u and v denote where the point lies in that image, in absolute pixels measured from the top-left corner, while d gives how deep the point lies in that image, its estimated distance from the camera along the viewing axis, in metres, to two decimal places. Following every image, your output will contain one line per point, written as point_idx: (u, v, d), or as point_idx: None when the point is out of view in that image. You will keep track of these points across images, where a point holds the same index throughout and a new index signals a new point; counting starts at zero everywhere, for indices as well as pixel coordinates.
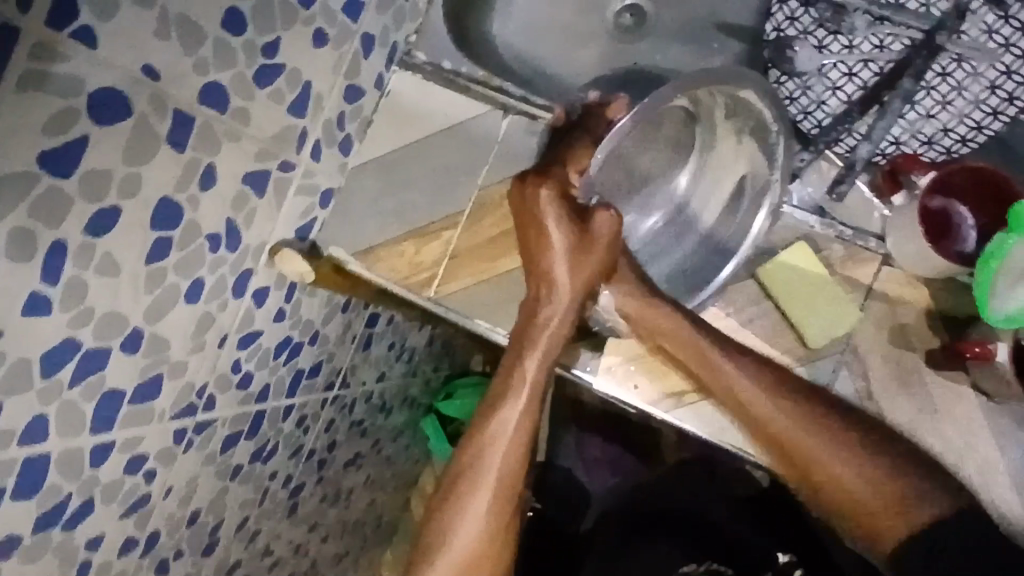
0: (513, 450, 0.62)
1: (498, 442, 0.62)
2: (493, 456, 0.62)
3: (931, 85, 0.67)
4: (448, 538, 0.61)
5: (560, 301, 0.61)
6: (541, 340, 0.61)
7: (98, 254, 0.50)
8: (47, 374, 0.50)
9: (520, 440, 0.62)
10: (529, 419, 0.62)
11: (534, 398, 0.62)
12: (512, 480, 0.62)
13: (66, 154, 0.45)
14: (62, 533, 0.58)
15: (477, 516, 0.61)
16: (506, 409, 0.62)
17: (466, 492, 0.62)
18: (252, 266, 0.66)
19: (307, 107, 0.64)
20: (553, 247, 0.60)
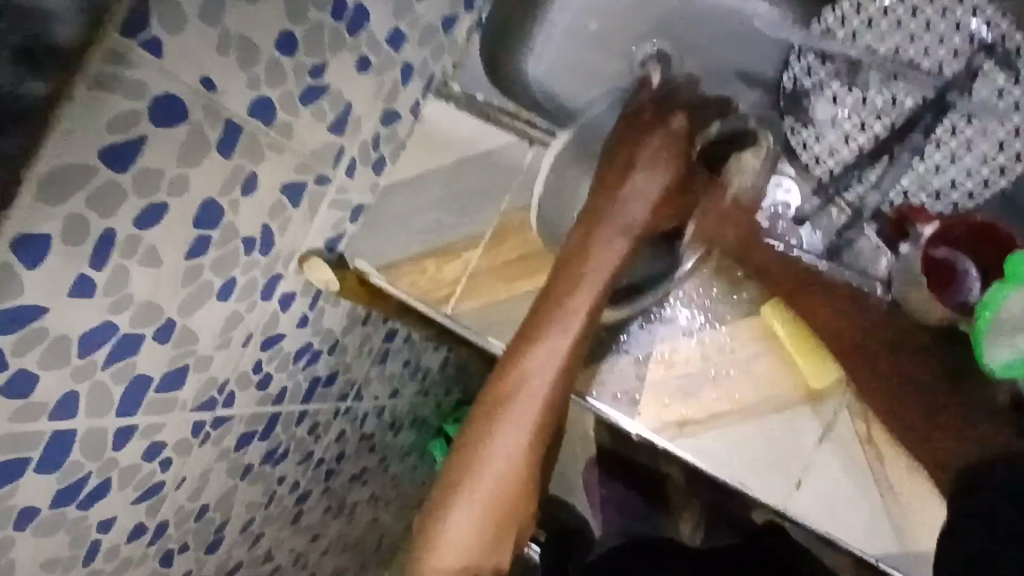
0: (547, 380, 0.61)
1: (549, 356, 0.60)
2: (538, 372, 0.61)
3: (941, 140, 0.68)
4: (482, 446, 0.61)
5: (600, 259, 0.60)
6: (594, 269, 0.60)
7: (143, 246, 0.54)
8: (83, 354, 0.54)
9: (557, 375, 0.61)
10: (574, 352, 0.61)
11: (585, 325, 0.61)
12: (553, 404, 0.61)
13: (126, 152, 0.49)
14: (78, 510, 0.61)
15: (522, 423, 0.61)
16: (558, 330, 0.60)
17: (499, 412, 0.61)
18: (281, 271, 0.70)
19: (345, 127, 0.68)
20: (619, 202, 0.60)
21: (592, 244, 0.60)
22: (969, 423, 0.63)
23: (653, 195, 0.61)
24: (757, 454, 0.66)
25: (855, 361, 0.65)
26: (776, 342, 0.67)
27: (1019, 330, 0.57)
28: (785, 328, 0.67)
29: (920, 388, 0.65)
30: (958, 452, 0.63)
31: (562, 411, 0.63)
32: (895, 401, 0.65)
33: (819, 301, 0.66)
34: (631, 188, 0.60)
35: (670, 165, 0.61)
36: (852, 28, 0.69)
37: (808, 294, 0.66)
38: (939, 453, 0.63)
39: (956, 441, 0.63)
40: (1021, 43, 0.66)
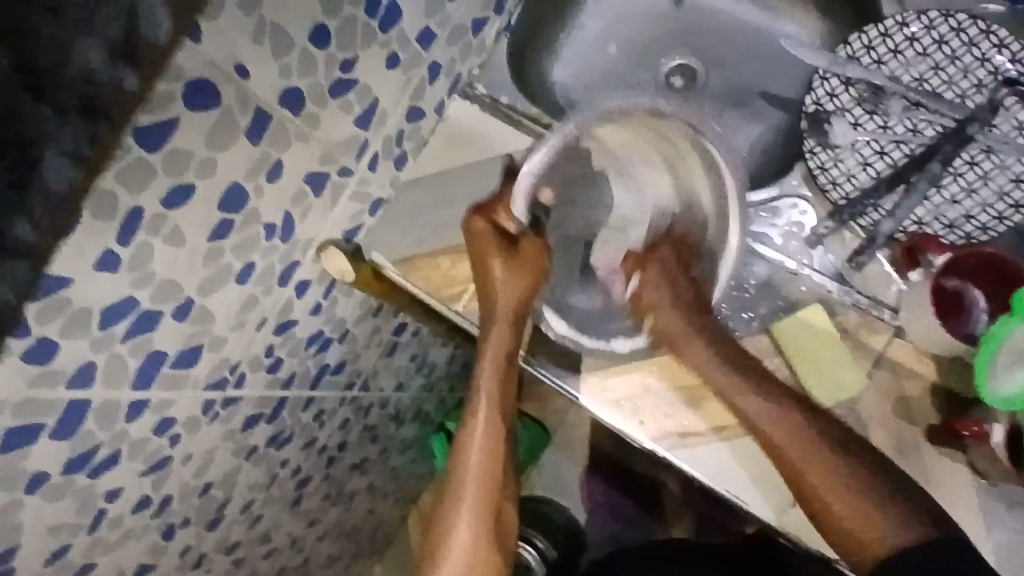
0: (488, 457, 0.70)
1: (471, 431, 0.71)
2: (473, 447, 0.70)
3: (958, 172, 0.68)
4: (447, 530, 0.69)
5: (500, 319, 0.69)
6: (489, 345, 0.70)
7: (168, 225, 0.55)
8: (104, 326, 0.55)
9: (490, 457, 0.70)
10: (497, 428, 0.71)
11: (495, 394, 0.71)
12: (491, 469, 0.70)
13: (159, 131, 0.51)
14: (87, 478, 0.63)
15: (468, 498, 0.69)
16: (472, 410, 0.71)
17: (457, 498, 0.69)
18: (299, 258, 0.71)
19: (371, 121, 0.69)
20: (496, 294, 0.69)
21: (491, 325, 0.70)
22: (893, 495, 0.58)
23: (493, 252, 0.69)
24: (757, 468, 0.67)
25: (791, 436, 0.61)
26: (765, 421, 0.62)
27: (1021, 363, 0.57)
28: (795, 345, 0.66)
29: (853, 470, 0.59)
30: (895, 533, 0.56)
31: (502, 473, 0.71)
32: (798, 472, 0.60)
33: (742, 397, 0.63)
34: (481, 262, 0.69)
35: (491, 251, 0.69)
36: (877, 56, 0.70)
37: (687, 354, 0.66)
38: (851, 532, 0.58)
39: (885, 527, 0.57)
40: None
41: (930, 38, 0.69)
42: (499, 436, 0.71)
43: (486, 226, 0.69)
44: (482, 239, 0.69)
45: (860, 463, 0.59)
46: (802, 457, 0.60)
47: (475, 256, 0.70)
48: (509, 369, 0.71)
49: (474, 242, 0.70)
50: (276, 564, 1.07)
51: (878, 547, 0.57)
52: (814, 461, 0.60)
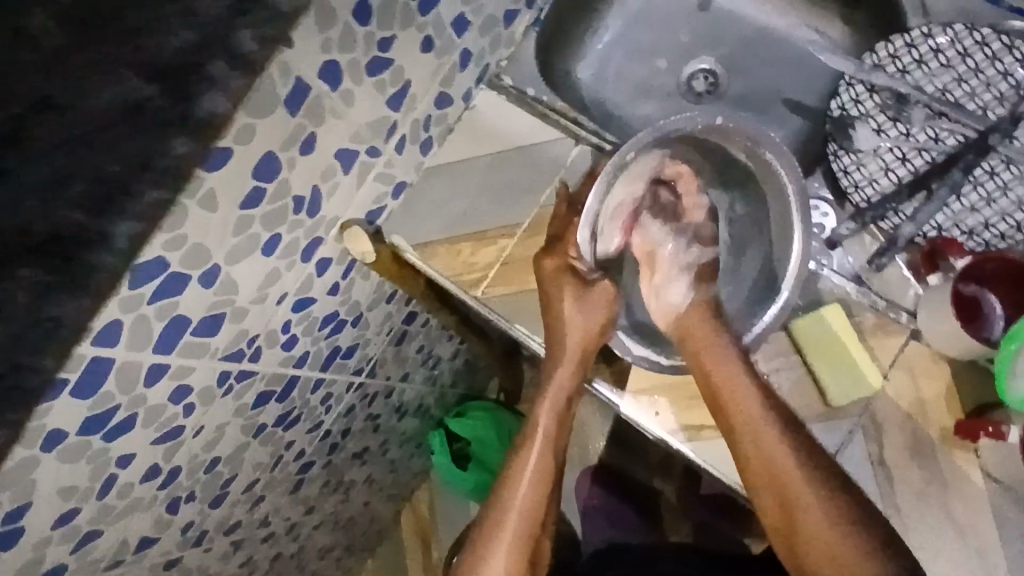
0: (534, 496, 0.69)
1: (524, 466, 0.70)
2: (524, 483, 0.69)
3: (978, 180, 0.70)
4: (481, 560, 0.67)
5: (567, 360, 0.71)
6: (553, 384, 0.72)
7: (203, 189, 0.55)
8: (133, 286, 0.55)
9: (537, 491, 0.69)
10: (548, 466, 0.71)
11: (550, 435, 0.72)
12: (535, 508, 0.69)
13: (207, 95, 0.51)
14: (101, 441, 0.62)
15: (511, 532, 0.68)
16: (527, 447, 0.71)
17: (499, 525, 0.68)
18: (322, 235, 0.71)
19: (402, 103, 0.70)
20: (565, 328, 0.71)
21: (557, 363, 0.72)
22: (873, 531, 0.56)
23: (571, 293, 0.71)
24: None
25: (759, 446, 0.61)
26: (748, 419, 0.62)
27: None
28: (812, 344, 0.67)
29: (831, 496, 0.58)
30: (871, 565, 0.55)
31: (543, 517, 0.69)
32: (774, 488, 0.60)
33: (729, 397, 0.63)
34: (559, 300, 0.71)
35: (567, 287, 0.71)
36: (902, 65, 0.73)
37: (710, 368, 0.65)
38: (816, 565, 0.57)
39: (857, 557, 0.55)
40: None
41: (954, 50, 0.72)
42: (551, 477, 0.71)
43: (559, 266, 0.71)
44: (554, 280, 0.71)
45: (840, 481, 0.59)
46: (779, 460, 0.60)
47: (546, 295, 0.72)
48: (568, 413, 0.73)
49: (546, 284, 0.72)
50: (272, 550, 1.06)
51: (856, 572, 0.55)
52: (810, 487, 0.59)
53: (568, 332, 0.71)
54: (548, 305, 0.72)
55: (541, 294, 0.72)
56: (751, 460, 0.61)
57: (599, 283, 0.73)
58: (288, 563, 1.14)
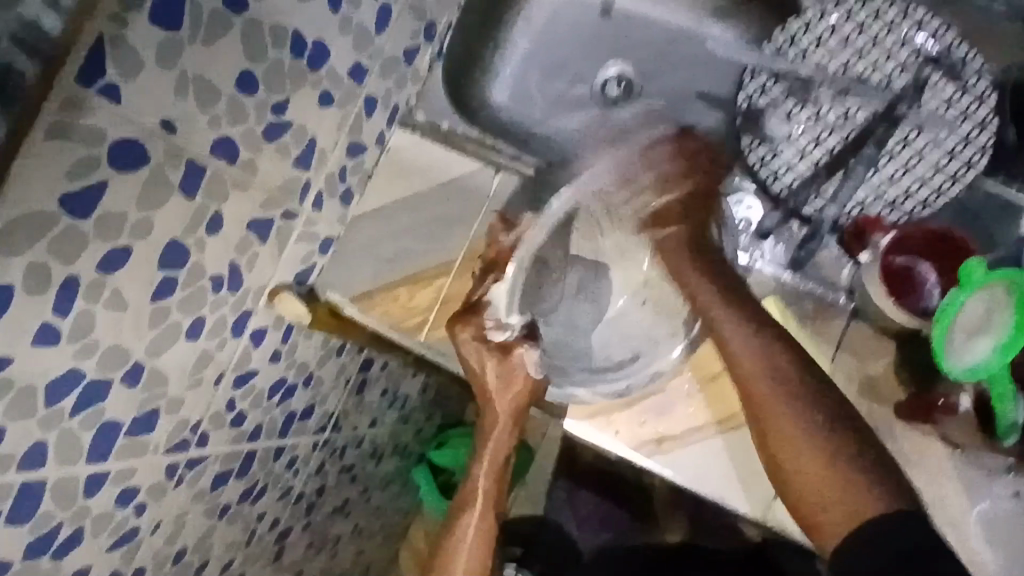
0: (476, 557, 0.76)
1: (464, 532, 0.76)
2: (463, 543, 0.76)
3: (892, 152, 0.70)
4: None
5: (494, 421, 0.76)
6: (487, 455, 0.77)
7: (107, 290, 0.53)
8: (50, 403, 0.53)
9: (485, 526, 0.77)
10: (485, 528, 0.77)
11: (488, 502, 0.77)
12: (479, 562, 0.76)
13: (89, 199, 0.49)
14: (51, 560, 0.60)
15: None
16: (467, 511, 0.77)
17: (449, 558, 0.76)
18: (250, 307, 0.69)
19: (311, 161, 0.68)
20: (492, 402, 0.75)
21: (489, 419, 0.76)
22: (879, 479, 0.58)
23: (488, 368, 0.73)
24: (735, 465, 0.67)
25: (777, 405, 0.61)
26: (752, 362, 0.63)
27: (979, 333, 0.61)
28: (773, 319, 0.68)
29: (830, 465, 0.59)
30: (878, 503, 0.56)
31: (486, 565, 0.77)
32: (769, 436, 0.62)
33: (753, 367, 0.63)
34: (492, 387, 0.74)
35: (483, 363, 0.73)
36: (801, 46, 0.70)
37: (722, 327, 0.65)
38: (817, 522, 0.59)
39: (865, 494, 0.57)
40: (965, 55, 0.69)
41: (852, 22, 0.70)
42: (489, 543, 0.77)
43: (478, 334, 0.72)
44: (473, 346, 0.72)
45: (857, 449, 0.59)
46: (769, 388, 0.62)
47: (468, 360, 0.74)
48: (502, 480, 0.78)
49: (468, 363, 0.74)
50: None
51: (854, 517, 0.56)
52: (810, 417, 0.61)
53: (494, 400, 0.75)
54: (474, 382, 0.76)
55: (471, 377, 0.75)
56: (754, 399, 0.63)
57: (522, 350, 0.73)
58: None
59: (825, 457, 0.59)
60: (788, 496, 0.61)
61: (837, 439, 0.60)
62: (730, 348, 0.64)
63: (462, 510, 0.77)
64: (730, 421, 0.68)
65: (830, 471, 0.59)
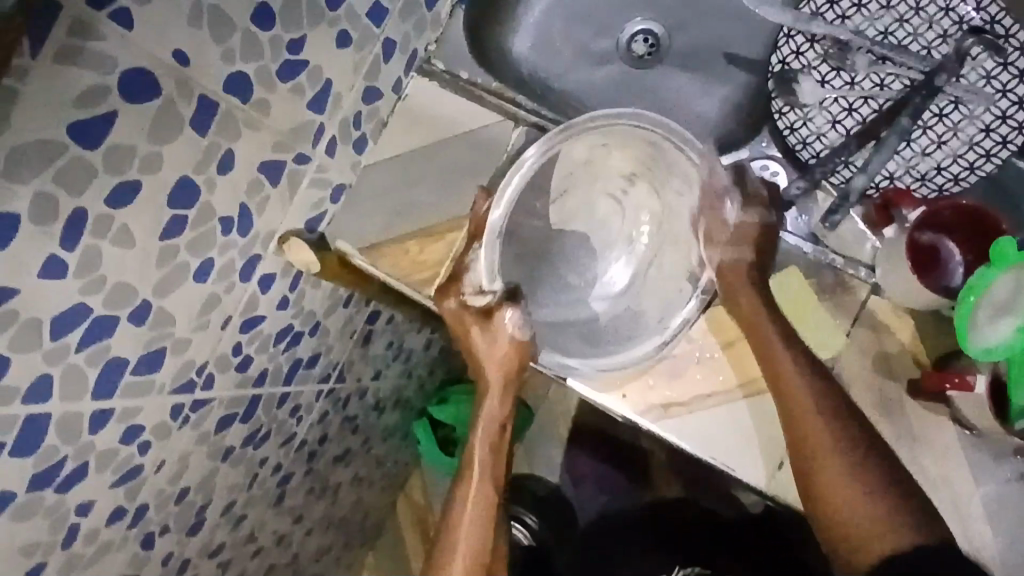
0: (472, 542, 0.69)
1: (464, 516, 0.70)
2: (467, 526, 0.69)
3: (927, 124, 0.71)
4: None
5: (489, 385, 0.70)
6: (480, 430, 0.72)
7: (115, 225, 0.52)
8: (56, 336, 0.52)
9: (480, 538, 0.69)
10: (483, 514, 0.70)
11: (485, 486, 0.71)
12: (481, 546, 0.69)
13: (97, 130, 0.48)
14: (54, 494, 0.60)
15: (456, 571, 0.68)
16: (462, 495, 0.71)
17: (444, 573, 0.69)
18: (260, 252, 0.68)
19: (325, 104, 0.66)
20: (482, 362, 0.69)
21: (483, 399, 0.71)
22: (898, 490, 0.62)
23: (482, 341, 0.68)
24: (742, 435, 0.67)
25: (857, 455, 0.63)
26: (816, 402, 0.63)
27: (1002, 313, 0.59)
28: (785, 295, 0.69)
29: (861, 463, 0.62)
30: (895, 538, 0.61)
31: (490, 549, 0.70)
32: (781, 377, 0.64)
33: (751, 314, 0.66)
34: (484, 347, 0.68)
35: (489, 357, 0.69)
36: (841, 12, 0.73)
37: (768, 329, 0.65)
38: (828, 499, 0.63)
39: (887, 520, 0.61)
40: (1009, 29, 0.68)
41: None
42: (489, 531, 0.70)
43: (459, 304, 0.67)
44: (455, 318, 0.68)
45: (870, 442, 0.63)
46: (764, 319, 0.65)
47: (453, 333, 0.69)
48: (499, 469, 0.72)
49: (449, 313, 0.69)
50: (265, 563, 1.05)
51: (885, 535, 0.61)
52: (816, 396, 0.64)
53: (484, 365, 0.69)
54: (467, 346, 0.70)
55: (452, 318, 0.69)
56: (779, 378, 0.64)
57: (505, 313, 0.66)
58: (284, 572, 1.13)
59: (834, 438, 0.63)
60: (797, 442, 0.64)
61: (859, 431, 0.63)
62: (741, 291, 0.67)
63: (458, 489, 0.71)
64: (737, 391, 0.68)
65: (855, 466, 0.63)
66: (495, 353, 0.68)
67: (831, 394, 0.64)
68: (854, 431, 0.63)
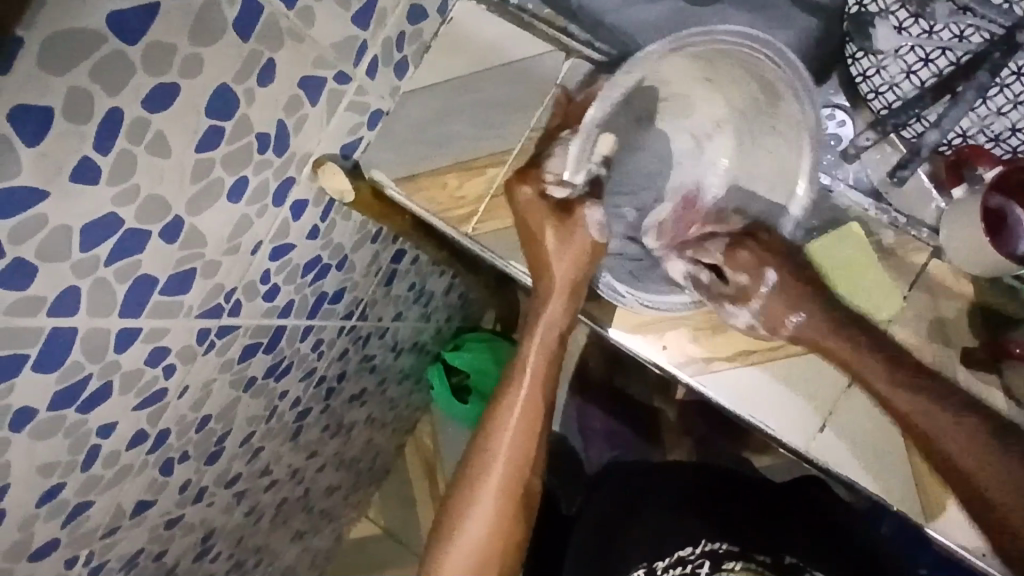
0: (518, 443, 0.69)
1: (511, 418, 0.69)
2: (512, 430, 0.69)
3: (1007, 82, 0.65)
4: (474, 491, 0.69)
5: (555, 289, 0.67)
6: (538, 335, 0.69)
7: (152, 132, 0.49)
8: (85, 248, 0.50)
9: (524, 437, 0.69)
10: (530, 420, 0.70)
11: (535, 388, 0.70)
12: (523, 451, 0.69)
13: (137, 24, 0.44)
14: (77, 413, 0.58)
15: (497, 471, 0.69)
16: (511, 399, 0.70)
17: (484, 473, 0.69)
18: (294, 175, 0.65)
19: (370, 20, 0.62)
20: (550, 262, 0.67)
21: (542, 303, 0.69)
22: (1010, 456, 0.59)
23: (554, 238, 0.66)
24: (783, 393, 0.65)
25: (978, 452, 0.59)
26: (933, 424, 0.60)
27: None
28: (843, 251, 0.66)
29: (967, 443, 0.60)
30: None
31: (532, 455, 0.70)
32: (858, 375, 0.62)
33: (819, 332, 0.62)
34: (557, 244, 0.67)
35: (561, 256, 0.66)
36: None
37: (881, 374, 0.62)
38: (966, 486, 0.60)
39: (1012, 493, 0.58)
40: None
41: None
42: (533, 435, 0.70)
43: (536, 194, 0.66)
44: (531, 207, 0.66)
45: (968, 417, 0.60)
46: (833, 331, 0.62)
47: (524, 224, 0.67)
48: (552, 374, 0.71)
49: (522, 210, 0.67)
50: (278, 497, 1.05)
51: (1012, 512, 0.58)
52: (892, 386, 0.61)
53: (552, 264, 0.67)
54: (534, 244, 0.68)
55: (523, 219, 0.67)
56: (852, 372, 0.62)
57: (584, 209, 0.68)
58: (296, 507, 1.13)
59: (931, 433, 0.60)
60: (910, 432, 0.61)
61: (946, 422, 0.60)
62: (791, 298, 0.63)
63: (506, 392, 0.70)
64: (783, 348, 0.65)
65: (961, 450, 0.59)
66: (568, 249, 0.66)
67: (906, 383, 0.61)
68: (951, 404, 0.61)
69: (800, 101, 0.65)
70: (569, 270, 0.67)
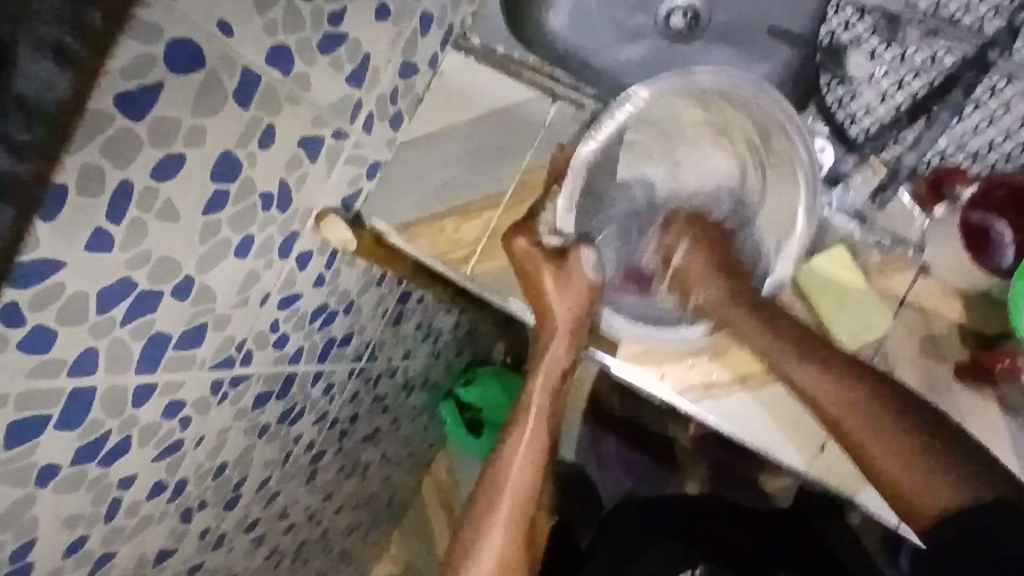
0: (523, 484, 0.69)
1: (517, 456, 0.69)
2: (520, 470, 0.69)
3: (980, 100, 0.69)
4: (480, 533, 0.69)
5: (556, 329, 0.68)
6: (541, 376, 0.70)
7: (160, 200, 0.52)
8: (102, 311, 0.53)
9: (531, 477, 0.69)
10: (535, 459, 0.70)
11: (540, 425, 0.70)
12: (529, 490, 0.69)
13: (144, 102, 0.48)
14: (98, 467, 0.61)
15: (503, 513, 0.69)
16: (515, 437, 0.70)
17: (491, 513, 0.69)
18: (298, 229, 0.68)
19: (364, 79, 0.66)
20: (551, 306, 0.68)
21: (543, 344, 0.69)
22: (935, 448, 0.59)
23: (552, 281, 0.67)
24: (781, 417, 0.66)
25: (857, 418, 0.61)
26: (830, 391, 0.62)
27: None
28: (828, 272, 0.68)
29: (881, 422, 0.60)
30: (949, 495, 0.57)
31: (536, 493, 0.70)
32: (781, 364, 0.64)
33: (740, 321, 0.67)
34: (558, 288, 0.67)
35: (561, 300, 0.67)
36: None
37: (775, 350, 0.64)
38: (897, 483, 0.59)
39: (942, 486, 0.57)
40: None
41: None
42: (539, 472, 0.70)
43: (530, 243, 0.67)
44: (527, 257, 0.67)
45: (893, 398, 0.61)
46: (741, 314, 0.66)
47: (523, 272, 0.68)
48: (555, 409, 0.71)
49: (519, 261, 0.68)
50: (296, 539, 1.06)
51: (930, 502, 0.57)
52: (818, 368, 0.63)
53: (554, 307, 0.67)
54: (533, 289, 0.68)
55: (518, 268, 0.68)
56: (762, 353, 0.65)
57: (579, 254, 0.68)
58: (315, 549, 1.14)
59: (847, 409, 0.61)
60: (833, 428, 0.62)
61: (867, 403, 0.61)
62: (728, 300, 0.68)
63: (511, 432, 0.70)
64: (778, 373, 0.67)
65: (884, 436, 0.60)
66: (570, 293, 0.67)
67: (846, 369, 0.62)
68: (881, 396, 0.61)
69: (790, 140, 0.66)
70: (570, 312, 0.68)
